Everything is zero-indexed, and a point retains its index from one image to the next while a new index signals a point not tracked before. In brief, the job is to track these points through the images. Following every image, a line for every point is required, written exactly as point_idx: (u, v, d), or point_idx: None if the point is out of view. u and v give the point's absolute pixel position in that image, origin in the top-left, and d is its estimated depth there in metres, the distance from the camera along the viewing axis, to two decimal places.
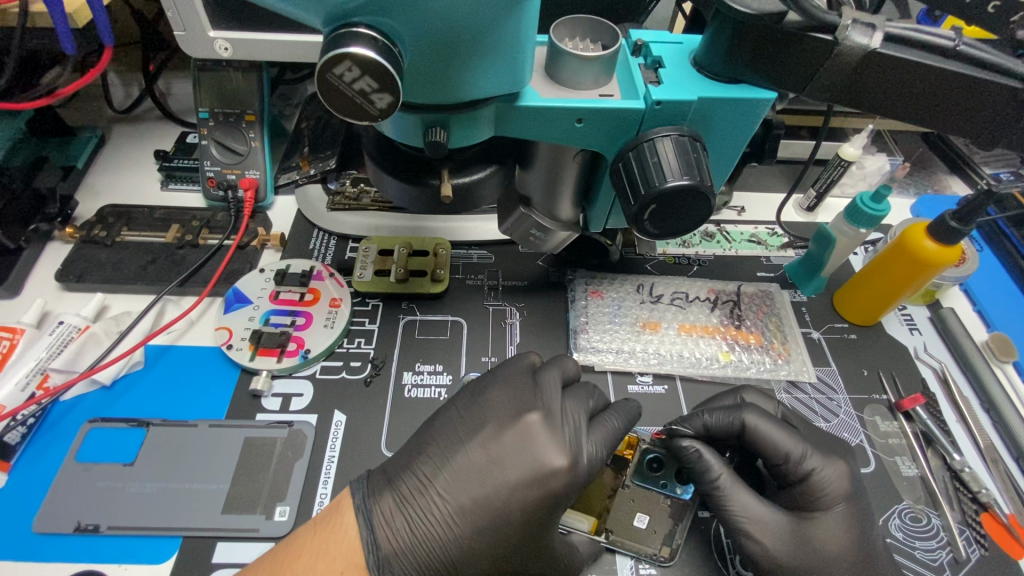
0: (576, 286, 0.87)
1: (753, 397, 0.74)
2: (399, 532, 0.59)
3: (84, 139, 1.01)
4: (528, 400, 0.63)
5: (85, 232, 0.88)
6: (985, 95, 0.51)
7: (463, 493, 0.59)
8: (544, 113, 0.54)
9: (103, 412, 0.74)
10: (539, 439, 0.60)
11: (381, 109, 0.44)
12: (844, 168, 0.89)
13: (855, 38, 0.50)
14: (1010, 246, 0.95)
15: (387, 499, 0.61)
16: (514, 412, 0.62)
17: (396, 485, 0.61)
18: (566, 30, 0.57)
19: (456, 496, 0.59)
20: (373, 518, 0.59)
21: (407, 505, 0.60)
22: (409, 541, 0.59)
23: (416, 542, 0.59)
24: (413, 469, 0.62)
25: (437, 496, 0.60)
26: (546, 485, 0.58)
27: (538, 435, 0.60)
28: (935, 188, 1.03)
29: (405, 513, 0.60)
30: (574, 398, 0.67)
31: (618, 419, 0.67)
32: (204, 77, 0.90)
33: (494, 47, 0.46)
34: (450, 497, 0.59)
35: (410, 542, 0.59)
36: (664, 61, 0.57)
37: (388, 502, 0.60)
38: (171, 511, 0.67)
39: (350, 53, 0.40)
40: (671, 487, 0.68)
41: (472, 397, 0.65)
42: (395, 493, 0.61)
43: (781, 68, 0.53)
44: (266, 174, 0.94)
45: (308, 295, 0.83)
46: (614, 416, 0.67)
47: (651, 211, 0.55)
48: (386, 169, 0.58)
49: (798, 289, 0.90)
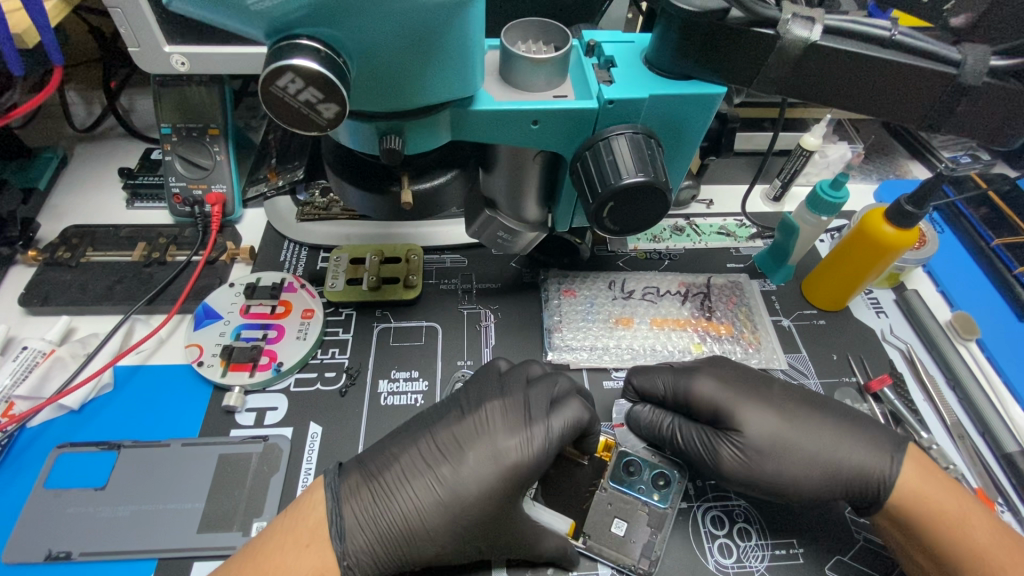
0: (549, 285, 0.88)
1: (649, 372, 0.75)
2: (364, 504, 0.60)
3: (45, 160, 1.00)
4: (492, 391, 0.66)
5: (48, 254, 0.87)
6: (918, 81, 0.53)
7: (428, 474, 0.61)
8: (499, 115, 0.55)
9: (72, 437, 0.73)
10: (499, 419, 0.63)
11: (329, 118, 0.44)
12: (806, 158, 0.91)
13: (796, 32, 0.51)
14: (968, 227, 0.98)
15: (355, 474, 0.62)
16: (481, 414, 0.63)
17: (365, 463, 0.63)
18: (518, 33, 0.58)
19: (420, 474, 0.61)
20: (340, 492, 0.60)
21: (373, 479, 0.61)
22: (371, 513, 0.59)
23: (378, 512, 0.59)
24: (385, 449, 0.63)
25: (403, 470, 0.61)
26: (504, 463, 0.60)
27: (495, 418, 0.63)
28: (896, 173, 1.06)
29: (371, 487, 0.61)
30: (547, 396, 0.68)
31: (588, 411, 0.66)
32: (166, 92, 0.89)
33: (442, 54, 0.46)
34: (413, 474, 0.61)
35: (373, 513, 0.59)
36: (616, 60, 0.58)
37: (355, 478, 0.61)
38: (146, 532, 0.66)
39: (293, 65, 0.40)
40: (648, 493, 0.69)
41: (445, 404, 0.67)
42: (364, 471, 0.62)
43: (728, 63, 0.54)
44: (233, 187, 0.93)
45: (279, 308, 0.83)
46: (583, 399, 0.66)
47: (609, 208, 0.56)
48: (346, 179, 0.58)
49: (768, 278, 0.91)
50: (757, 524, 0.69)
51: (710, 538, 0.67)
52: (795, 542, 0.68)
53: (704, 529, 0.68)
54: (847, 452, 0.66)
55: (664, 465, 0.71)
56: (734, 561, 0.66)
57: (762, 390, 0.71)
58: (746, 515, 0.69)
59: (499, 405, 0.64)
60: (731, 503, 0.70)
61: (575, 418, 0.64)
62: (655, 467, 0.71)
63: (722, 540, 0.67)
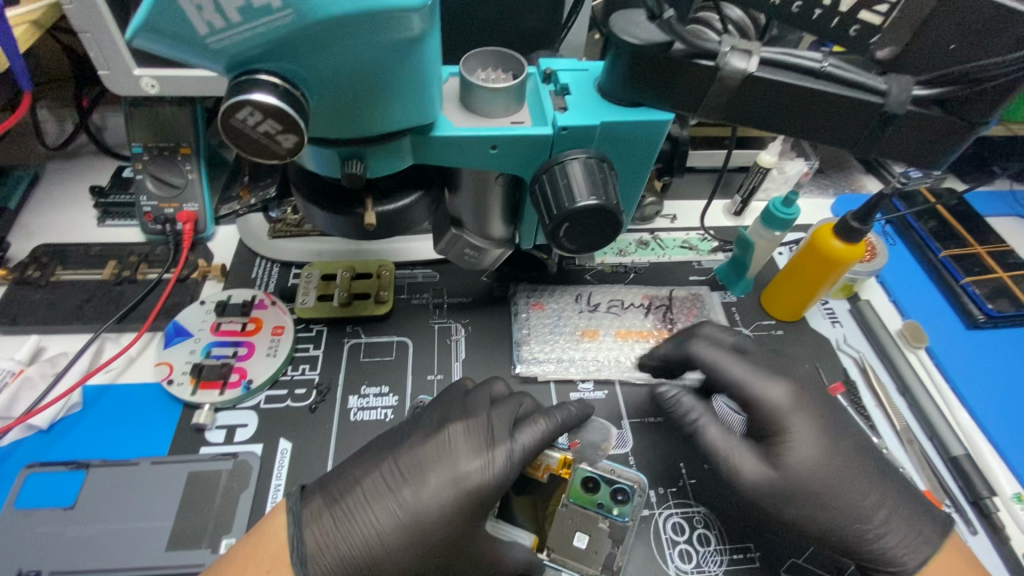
0: (518, 300, 0.90)
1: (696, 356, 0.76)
2: (326, 530, 0.61)
3: (15, 178, 1.00)
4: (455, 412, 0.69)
5: (17, 273, 0.87)
6: (849, 110, 0.56)
7: (389, 497, 0.62)
8: (458, 141, 0.57)
9: (40, 457, 0.73)
10: (463, 441, 0.65)
11: (288, 148, 0.46)
12: (763, 175, 0.95)
13: (735, 64, 0.54)
14: (918, 239, 1.02)
15: (317, 501, 0.63)
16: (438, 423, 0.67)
17: (327, 487, 0.64)
18: (477, 62, 0.60)
19: (381, 498, 0.62)
20: (303, 519, 0.61)
21: (335, 504, 0.62)
22: (333, 538, 0.60)
23: (340, 537, 0.61)
24: (346, 473, 0.65)
25: (365, 494, 0.62)
26: (464, 486, 0.63)
27: (459, 443, 0.65)
28: (851, 187, 1.12)
29: (333, 512, 0.62)
30: (509, 406, 0.70)
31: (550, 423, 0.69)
32: (137, 112, 0.90)
33: (398, 86, 0.48)
34: (375, 498, 0.62)
35: (335, 538, 0.60)
36: (571, 88, 0.61)
37: (316, 503, 0.63)
38: (113, 552, 0.66)
39: (252, 100, 0.42)
40: (608, 507, 0.70)
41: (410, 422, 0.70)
42: (326, 495, 0.63)
43: (673, 92, 0.57)
44: (206, 205, 0.94)
45: (250, 325, 0.84)
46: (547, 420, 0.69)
47: (565, 228, 0.58)
48: (312, 201, 0.60)
49: (728, 290, 0.95)
50: (716, 530, 0.71)
51: (671, 544, 0.70)
52: (751, 547, 0.70)
53: (665, 536, 0.70)
54: (868, 468, 0.68)
55: (623, 479, 0.72)
56: (693, 566, 0.69)
57: (767, 397, 0.70)
58: (705, 521, 0.72)
59: (463, 427, 0.66)
60: (691, 510, 0.73)
61: (540, 434, 0.67)
62: (613, 481, 0.71)
63: (682, 546, 0.70)
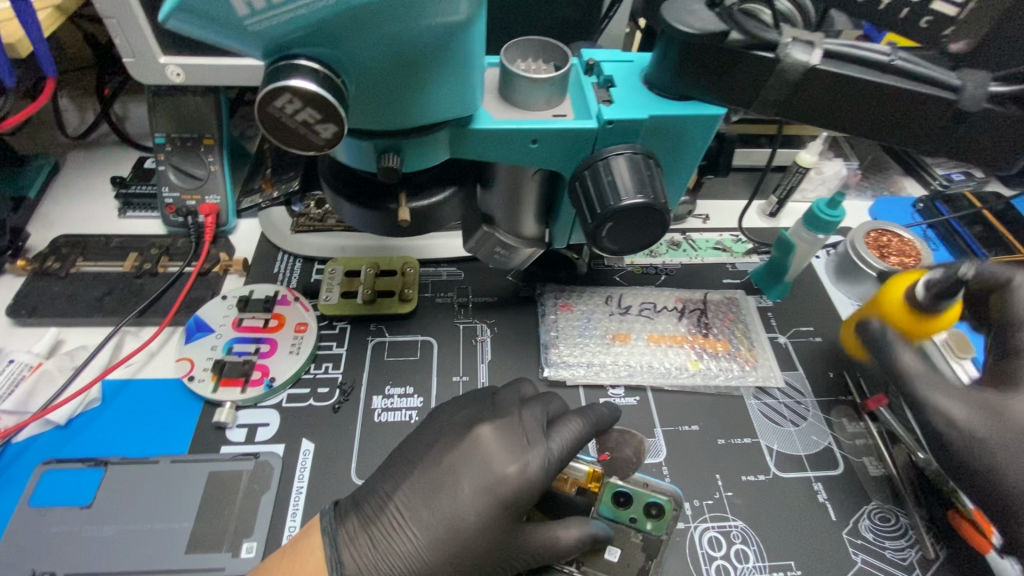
0: (546, 300, 0.87)
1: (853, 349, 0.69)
2: (363, 550, 0.59)
3: (36, 167, 0.98)
4: (485, 415, 0.65)
5: (37, 264, 0.85)
6: (918, 107, 0.53)
7: (422, 508, 0.60)
8: (498, 134, 0.54)
9: (57, 453, 0.71)
10: (492, 443, 0.61)
11: (327, 138, 0.44)
12: (802, 175, 0.91)
13: (796, 55, 0.51)
14: (963, 245, 0.97)
15: (352, 520, 0.61)
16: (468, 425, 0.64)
17: (361, 506, 0.62)
18: (518, 51, 0.57)
19: (415, 513, 0.59)
20: (338, 538, 0.60)
21: (370, 523, 0.60)
22: (371, 557, 0.59)
23: (378, 557, 0.59)
24: (377, 489, 0.63)
25: (398, 510, 0.60)
26: (499, 492, 0.59)
27: (489, 445, 0.61)
28: (891, 190, 1.08)
29: (369, 532, 0.60)
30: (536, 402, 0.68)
31: (584, 426, 0.66)
32: (161, 101, 0.88)
33: (441, 73, 0.46)
34: (409, 512, 0.60)
35: (373, 558, 0.59)
36: (615, 79, 0.58)
37: (352, 523, 0.61)
38: (133, 553, 0.65)
39: (291, 86, 0.40)
40: (641, 523, 0.67)
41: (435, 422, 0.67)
42: (360, 515, 0.61)
43: (727, 86, 0.54)
44: (227, 198, 0.92)
45: (272, 321, 0.82)
46: (580, 421, 0.67)
47: (608, 228, 0.55)
48: (342, 195, 0.57)
49: (764, 294, 0.91)
50: (754, 546, 0.68)
51: (708, 559, 0.67)
52: (792, 564, 0.67)
53: (699, 551, 0.67)
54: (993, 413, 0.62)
55: (658, 493, 0.68)
56: None
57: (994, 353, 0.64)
58: (743, 536, 0.69)
59: (491, 429, 0.62)
60: (728, 523, 0.69)
61: (576, 435, 0.65)
62: (647, 494, 0.68)
63: (719, 562, 0.67)
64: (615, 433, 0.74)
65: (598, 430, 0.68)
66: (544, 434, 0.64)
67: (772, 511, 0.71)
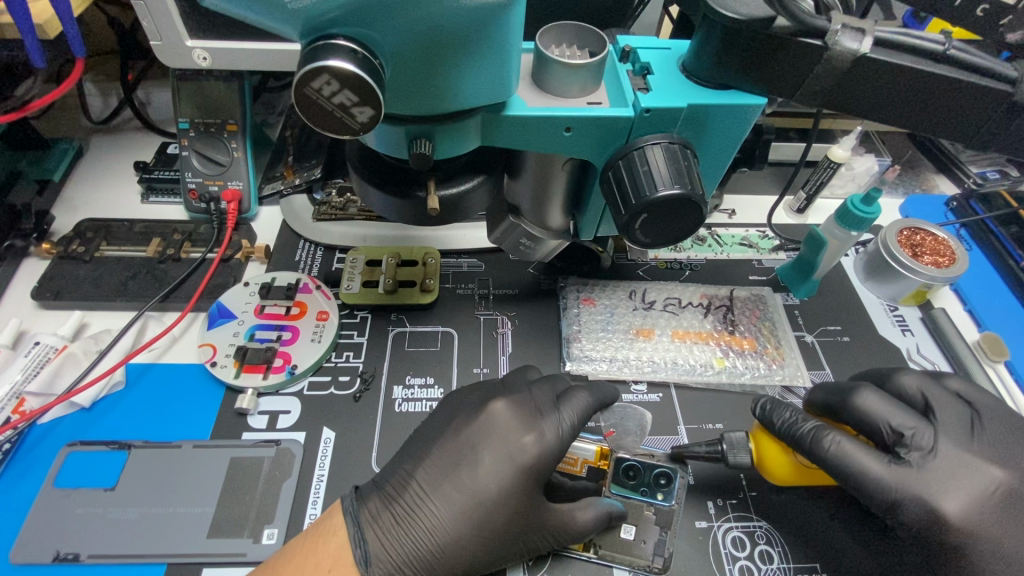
0: (568, 294, 0.86)
1: (869, 399, 0.61)
2: (387, 529, 0.58)
3: (60, 151, 0.99)
4: (496, 393, 0.65)
5: (62, 248, 0.86)
6: (971, 97, 0.51)
7: (445, 484, 0.59)
8: (531, 122, 0.53)
9: (82, 435, 0.72)
10: (507, 419, 0.61)
11: (362, 122, 0.43)
12: (833, 170, 0.89)
13: (845, 43, 0.49)
14: (998, 246, 0.94)
15: (374, 500, 0.60)
16: (480, 402, 0.63)
17: (382, 486, 0.61)
18: (552, 37, 0.56)
19: (437, 487, 0.59)
20: (361, 518, 0.59)
21: (393, 502, 0.60)
22: (396, 534, 0.58)
23: (402, 533, 0.58)
24: (398, 469, 0.62)
25: (421, 489, 0.59)
26: (520, 462, 0.59)
27: (503, 419, 0.61)
28: (923, 188, 1.05)
29: (392, 510, 0.59)
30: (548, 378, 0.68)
31: (591, 396, 0.66)
32: (185, 86, 0.88)
33: (478, 56, 0.44)
34: (431, 489, 0.59)
35: (398, 535, 0.58)
36: (652, 67, 0.56)
37: (375, 502, 0.60)
38: (155, 536, 0.65)
39: (330, 67, 0.39)
40: (652, 493, 0.68)
41: (452, 406, 0.66)
42: (382, 494, 0.60)
43: (772, 75, 0.52)
44: (250, 184, 0.92)
45: (294, 309, 0.82)
46: (588, 393, 0.66)
47: (642, 220, 0.54)
48: (371, 182, 0.57)
49: (791, 292, 0.89)
50: (779, 547, 0.66)
51: (731, 559, 0.65)
52: (818, 567, 0.65)
53: (723, 551, 0.66)
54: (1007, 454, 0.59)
55: (665, 463, 0.70)
56: None
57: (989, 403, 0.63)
58: (768, 536, 0.67)
59: (506, 404, 0.62)
60: (753, 524, 0.68)
61: (583, 408, 0.64)
62: (654, 467, 0.70)
63: (743, 562, 0.65)
64: (617, 408, 0.75)
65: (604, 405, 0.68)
66: (552, 407, 0.63)
67: (798, 513, 0.68)
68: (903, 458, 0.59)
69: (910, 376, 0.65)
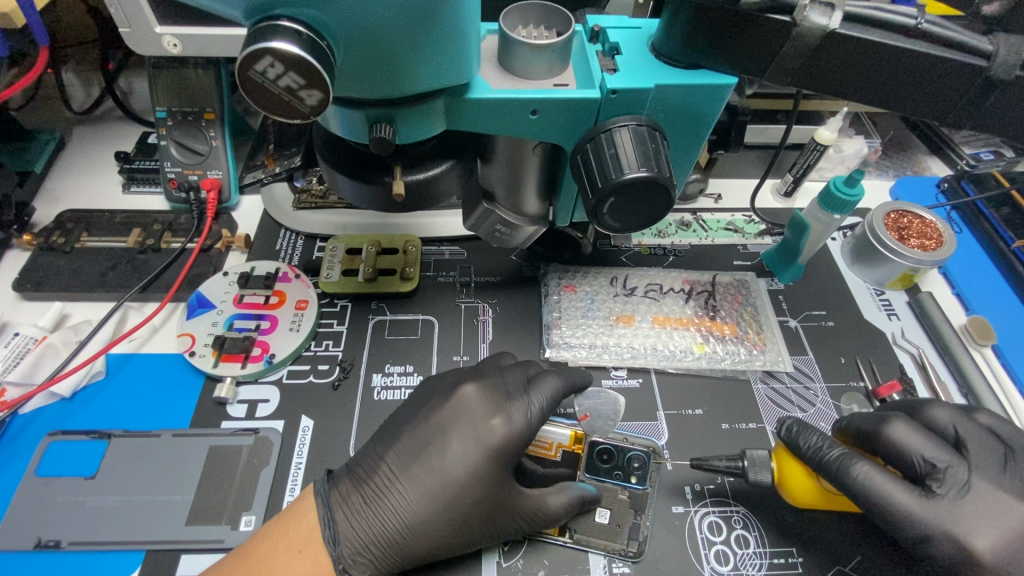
0: (549, 281, 0.86)
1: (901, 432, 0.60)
2: (356, 510, 0.59)
3: (41, 142, 0.98)
4: (468, 379, 0.65)
5: (43, 239, 0.86)
6: (944, 74, 0.50)
7: (415, 466, 0.60)
8: (496, 104, 0.52)
9: (63, 425, 0.72)
10: (477, 404, 0.61)
11: (311, 106, 0.42)
12: (820, 152, 0.87)
13: (814, 19, 0.48)
14: (988, 227, 0.92)
15: (345, 483, 0.61)
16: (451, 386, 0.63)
17: (354, 469, 0.62)
18: (518, 17, 0.55)
19: (406, 469, 0.60)
20: (332, 500, 0.59)
21: (363, 484, 0.60)
22: (365, 515, 0.59)
23: (372, 514, 0.59)
24: (369, 452, 0.62)
25: (390, 471, 0.60)
26: (488, 445, 0.59)
27: (472, 404, 0.61)
28: (914, 170, 1.03)
29: (362, 491, 0.60)
30: (523, 366, 0.68)
31: (562, 380, 0.66)
32: (160, 74, 0.87)
33: (432, 38, 0.43)
34: (401, 472, 0.59)
35: (368, 516, 0.59)
36: (621, 47, 0.55)
37: (345, 484, 0.61)
38: (134, 524, 0.65)
39: (271, 48, 0.38)
40: (626, 476, 0.68)
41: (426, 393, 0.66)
42: (353, 476, 0.61)
43: (741, 53, 0.51)
44: (229, 173, 0.91)
45: (273, 298, 0.81)
46: (559, 378, 0.66)
47: (610, 204, 0.53)
48: (337, 167, 0.56)
49: (776, 277, 0.88)
50: (756, 532, 0.66)
51: (707, 544, 0.65)
52: (795, 551, 0.65)
53: (699, 536, 0.66)
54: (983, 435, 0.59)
55: (635, 446, 0.70)
56: (731, 569, 0.64)
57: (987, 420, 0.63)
58: (745, 521, 0.67)
59: (475, 389, 0.62)
60: (730, 508, 0.68)
61: (554, 393, 0.64)
62: (627, 450, 0.70)
63: (719, 547, 0.65)
64: (593, 394, 0.75)
65: (574, 388, 0.68)
66: (523, 392, 0.63)
67: (776, 497, 0.68)
68: (933, 492, 0.57)
69: (943, 411, 0.64)
